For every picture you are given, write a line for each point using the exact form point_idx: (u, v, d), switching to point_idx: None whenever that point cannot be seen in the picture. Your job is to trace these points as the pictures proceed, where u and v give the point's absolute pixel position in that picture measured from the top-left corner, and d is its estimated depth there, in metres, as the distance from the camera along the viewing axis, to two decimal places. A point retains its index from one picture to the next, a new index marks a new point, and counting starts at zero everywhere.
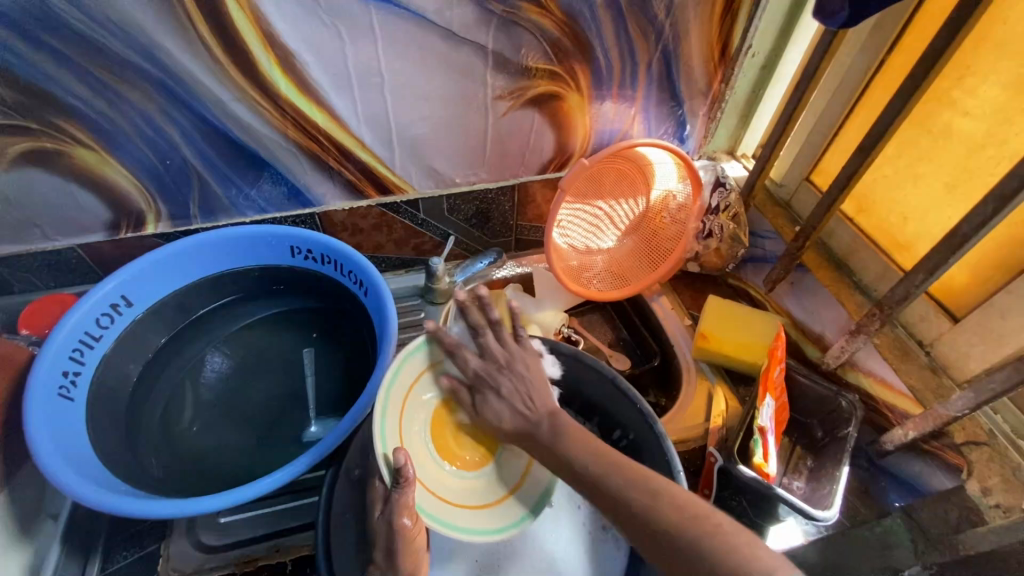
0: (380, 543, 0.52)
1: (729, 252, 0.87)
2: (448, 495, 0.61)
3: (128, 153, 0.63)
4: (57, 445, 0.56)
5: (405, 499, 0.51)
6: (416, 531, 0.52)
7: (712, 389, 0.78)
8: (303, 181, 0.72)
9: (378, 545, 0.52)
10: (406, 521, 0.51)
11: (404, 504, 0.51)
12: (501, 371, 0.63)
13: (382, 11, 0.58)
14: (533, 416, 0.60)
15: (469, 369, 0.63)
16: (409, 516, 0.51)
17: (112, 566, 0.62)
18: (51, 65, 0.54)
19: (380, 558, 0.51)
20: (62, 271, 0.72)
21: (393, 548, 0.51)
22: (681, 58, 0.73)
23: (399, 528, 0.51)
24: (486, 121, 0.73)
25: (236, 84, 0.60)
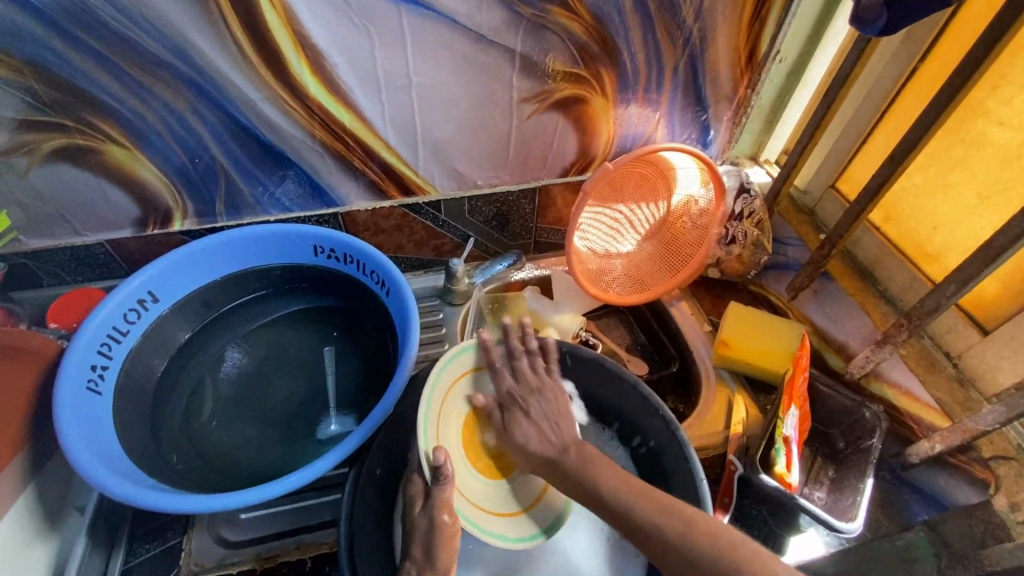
0: (417, 537, 0.52)
1: (752, 259, 0.86)
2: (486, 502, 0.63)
3: (158, 151, 0.63)
4: (84, 437, 0.57)
5: (445, 496, 0.53)
6: (455, 528, 0.53)
7: (732, 397, 0.78)
8: (327, 181, 0.72)
9: (417, 540, 0.52)
10: (445, 517, 0.52)
11: (444, 500, 0.52)
12: (533, 396, 0.64)
13: (412, 13, 0.59)
14: (560, 442, 0.61)
15: (503, 388, 0.65)
16: (448, 512, 0.52)
17: (136, 559, 0.63)
18: (88, 63, 0.55)
19: (418, 555, 0.51)
20: (89, 265, 0.72)
21: (433, 544, 0.51)
22: (708, 63, 0.73)
23: (440, 524, 0.52)
24: (511, 124, 0.73)
25: (266, 84, 0.60)
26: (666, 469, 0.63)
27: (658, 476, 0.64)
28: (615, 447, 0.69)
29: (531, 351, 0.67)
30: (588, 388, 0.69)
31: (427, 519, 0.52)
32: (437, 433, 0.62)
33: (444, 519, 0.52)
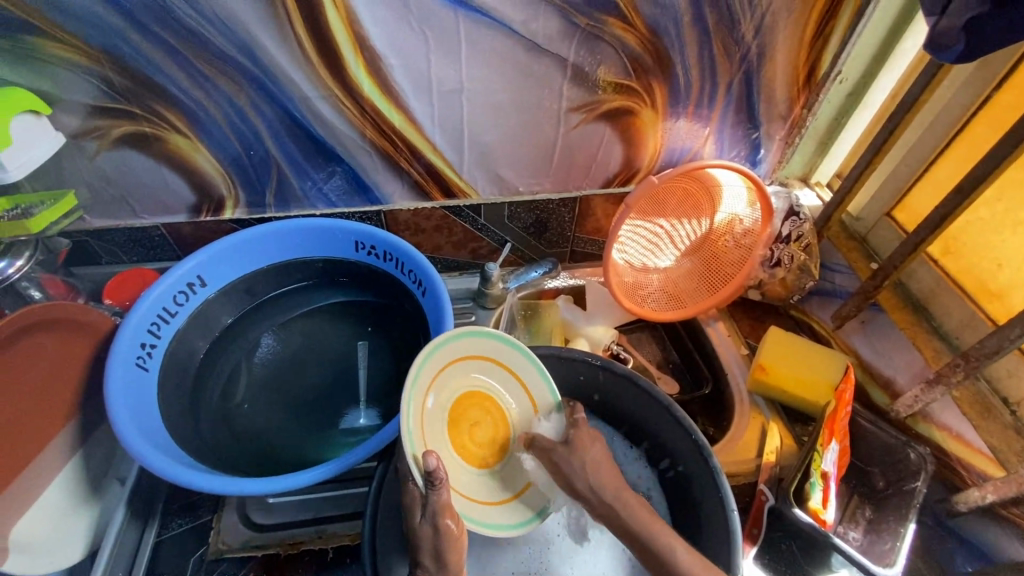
0: (424, 546, 0.51)
1: (796, 283, 0.82)
2: (466, 490, 0.62)
3: (216, 141, 0.66)
4: (132, 413, 0.59)
5: (442, 500, 0.52)
6: (461, 533, 0.53)
7: (767, 424, 0.74)
8: (373, 179, 0.74)
9: (423, 549, 0.51)
10: (450, 522, 0.52)
11: (444, 505, 0.52)
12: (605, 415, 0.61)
13: (470, 19, 0.59)
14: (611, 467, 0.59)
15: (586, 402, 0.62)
16: (452, 517, 0.52)
17: (168, 532, 0.63)
18: (162, 57, 0.57)
19: (430, 562, 0.51)
20: (144, 246, 0.76)
21: (440, 550, 0.51)
22: (764, 79, 0.71)
23: (445, 528, 0.51)
24: (558, 132, 0.73)
25: (324, 84, 0.62)
26: (696, 494, 0.60)
27: (686, 501, 0.62)
28: (640, 466, 0.68)
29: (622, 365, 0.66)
30: (625, 406, 0.68)
31: (430, 526, 0.52)
32: (424, 431, 0.58)
33: (447, 523, 0.52)
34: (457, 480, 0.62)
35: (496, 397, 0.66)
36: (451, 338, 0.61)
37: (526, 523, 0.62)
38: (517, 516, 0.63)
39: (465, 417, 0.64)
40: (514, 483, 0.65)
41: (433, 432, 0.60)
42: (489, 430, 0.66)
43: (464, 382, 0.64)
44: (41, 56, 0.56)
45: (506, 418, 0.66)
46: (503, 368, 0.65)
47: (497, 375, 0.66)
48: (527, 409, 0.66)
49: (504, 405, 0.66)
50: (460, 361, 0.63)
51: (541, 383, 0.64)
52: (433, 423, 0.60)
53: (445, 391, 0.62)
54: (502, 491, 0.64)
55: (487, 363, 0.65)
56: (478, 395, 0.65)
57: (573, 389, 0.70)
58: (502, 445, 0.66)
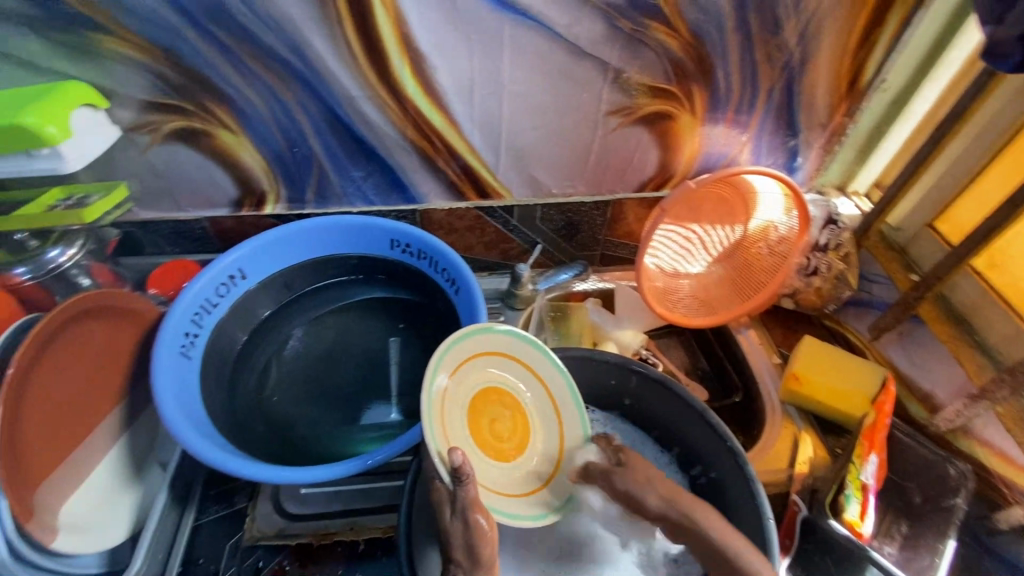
0: (456, 543, 0.51)
1: (832, 293, 0.81)
2: (490, 484, 0.61)
3: (262, 138, 0.67)
4: (176, 398, 0.61)
5: (471, 496, 0.52)
6: (490, 528, 0.52)
7: (798, 435, 0.73)
8: (410, 178, 0.75)
9: (455, 544, 0.52)
10: (480, 519, 0.51)
11: (473, 501, 0.52)
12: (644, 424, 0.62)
13: (515, 23, 0.60)
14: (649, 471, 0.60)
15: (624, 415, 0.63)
16: (483, 514, 0.52)
17: (205, 517, 0.64)
18: (215, 54, 0.59)
19: (461, 556, 0.51)
20: (187, 238, 0.78)
21: (468, 545, 0.51)
22: (806, 85, 0.70)
23: (475, 524, 0.51)
24: (596, 135, 0.73)
25: (369, 83, 0.63)
26: (729, 502, 0.60)
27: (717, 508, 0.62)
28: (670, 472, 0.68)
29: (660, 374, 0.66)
30: (657, 412, 0.67)
31: (461, 522, 0.52)
32: (445, 429, 0.57)
33: (478, 518, 0.51)
34: (480, 473, 0.60)
35: (515, 393, 0.64)
36: (469, 333, 0.60)
37: (552, 511, 0.62)
38: (541, 507, 0.62)
39: (484, 413, 0.63)
40: (535, 477, 0.64)
41: (454, 428, 0.59)
42: (508, 425, 0.64)
43: (481, 377, 0.63)
44: (102, 51, 0.58)
45: (525, 414, 0.64)
46: (524, 365, 0.63)
47: (514, 372, 0.64)
48: (546, 404, 0.64)
49: (522, 400, 0.64)
50: (476, 357, 0.62)
51: (559, 380, 0.63)
52: (453, 419, 0.59)
53: (462, 387, 0.61)
54: (522, 484, 0.63)
55: (505, 361, 0.63)
56: (498, 391, 0.63)
57: (596, 389, 0.70)
58: (521, 440, 0.64)
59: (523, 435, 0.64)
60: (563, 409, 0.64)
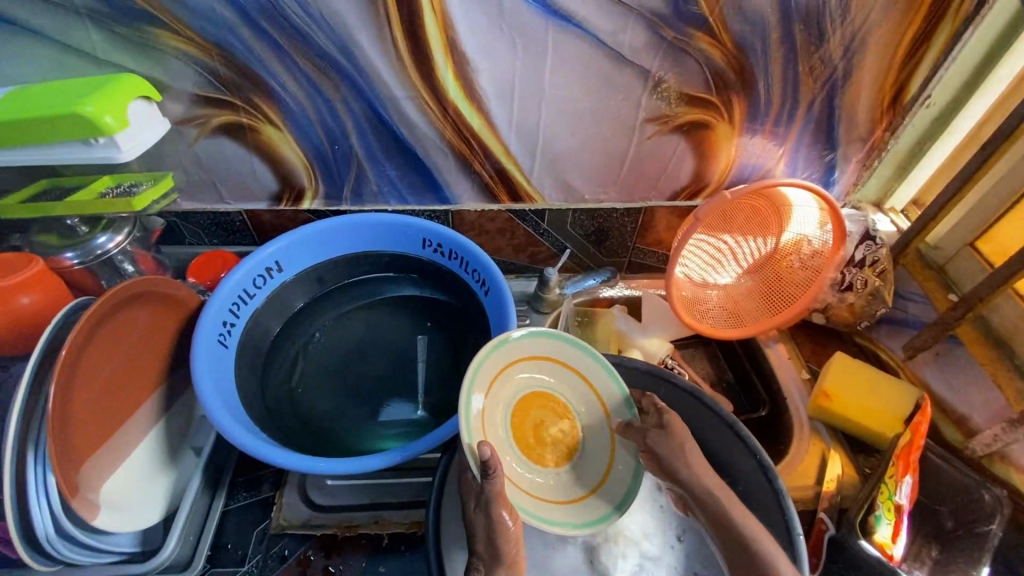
0: (478, 533, 0.52)
1: (866, 310, 0.79)
2: (533, 490, 0.63)
3: (305, 135, 0.69)
4: (214, 385, 0.62)
5: (497, 489, 0.53)
6: (516, 530, 0.53)
7: (827, 452, 0.72)
8: (445, 179, 0.76)
9: (477, 536, 0.52)
10: (506, 520, 0.52)
11: (501, 496, 0.52)
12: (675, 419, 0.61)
13: (560, 29, 0.61)
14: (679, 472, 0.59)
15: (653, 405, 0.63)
16: (508, 513, 0.53)
17: (233, 504, 0.65)
18: (266, 51, 0.60)
19: (481, 548, 0.51)
20: (226, 230, 0.80)
21: (489, 537, 0.52)
22: (847, 99, 0.70)
23: (498, 520, 0.52)
24: (632, 142, 0.73)
25: (412, 85, 0.64)
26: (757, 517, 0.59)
27: None
28: None
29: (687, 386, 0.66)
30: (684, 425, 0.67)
31: (483, 516, 0.52)
32: (484, 426, 0.61)
33: (501, 515, 0.52)
34: (519, 477, 0.63)
35: (564, 399, 0.68)
36: (515, 335, 0.65)
37: (602, 518, 0.62)
38: (591, 514, 0.62)
39: (530, 416, 0.67)
40: (585, 483, 0.65)
41: (493, 425, 0.62)
42: (555, 430, 0.67)
43: (526, 381, 0.67)
44: (158, 46, 0.59)
45: (574, 420, 0.67)
46: (571, 370, 0.67)
47: (564, 377, 0.68)
48: (596, 410, 0.67)
49: (570, 405, 0.67)
50: (521, 360, 0.66)
51: (609, 383, 0.66)
52: (494, 417, 0.63)
53: (509, 387, 0.65)
54: (569, 491, 0.64)
55: (553, 366, 0.67)
56: (545, 396, 0.67)
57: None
58: (568, 447, 0.67)
59: (572, 443, 0.67)
60: (613, 412, 0.66)
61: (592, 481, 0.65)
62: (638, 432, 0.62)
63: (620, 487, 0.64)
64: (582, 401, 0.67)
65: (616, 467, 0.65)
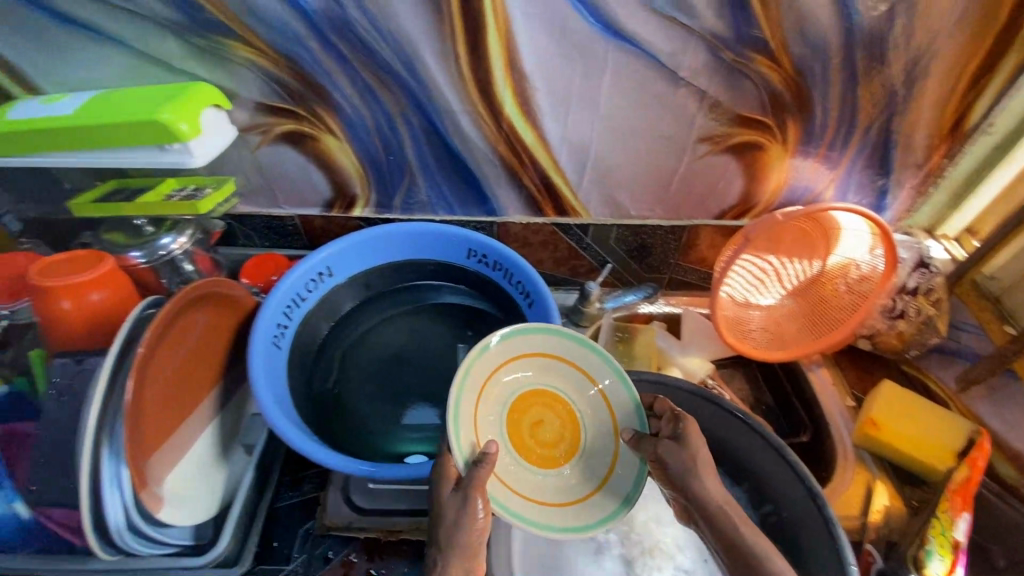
0: (445, 516, 0.52)
1: (916, 338, 0.78)
2: (528, 492, 0.60)
3: (363, 145, 0.71)
4: (269, 386, 0.64)
5: (480, 479, 0.52)
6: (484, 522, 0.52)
7: (872, 482, 0.71)
8: (493, 191, 0.77)
9: (443, 519, 0.52)
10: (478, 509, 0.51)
11: (479, 485, 0.52)
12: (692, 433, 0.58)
13: (620, 49, 0.61)
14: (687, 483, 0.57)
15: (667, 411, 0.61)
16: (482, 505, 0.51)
17: (279, 502, 0.67)
18: (333, 64, 0.62)
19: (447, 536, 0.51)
20: (278, 234, 0.82)
21: (455, 524, 0.51)
22: (905, 125, 0.69)
23: (470, 508, 0.51)
24: (683, 160, 0.73)
25: (469, 99, 0.66)
26: (805, 545, 0.59)
27: (789, 551, 0.61)
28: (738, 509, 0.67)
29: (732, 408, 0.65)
30: (730, 451, 0.67)
31: (459, 502, 0.52)
32: (476, 423, 0.60)
33: (474, 504, 0.51)
34: (521, 481, 0.61)
35: (567, 399, 0.66)
36: (519, 332, 0.64)
37: (606, 517, 0.59)
38: (599, 512, 0.60)
39: (528, 416, 0.65)
40: (591, 480, 0.63)
41: (486, 423, 0.61)
42: (555, 428, 0.65)
43: (527, 379, 0.65)
44: (231, 57, 0.62)
45: (575, 419, 0.66)
46: (575, 368, 0.66)
47: (561, 372, 0.66)
48: (598, 405, 0.65)
49: (571, 404, 0.66)
50: (522, 357, 0.65)
51: (609, 376, 0.65)
52: (488, 414, 0.62)
53: (504, 387, 0.64)
54: (574, 491, 0.63)
55: (550, 361, 0.66)
56: (546, 394, 0.66)
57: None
58: (569, 447, 0.65)
59: (573, 442, 0.65)
60: (619, 414, 0.64)
61: (593, 482, 0.63)
62: (649, 445, 0.59)
63: (628, 482, 0.62)
64: (586, 401, 0.66)
65: (620, 468, 0.63)
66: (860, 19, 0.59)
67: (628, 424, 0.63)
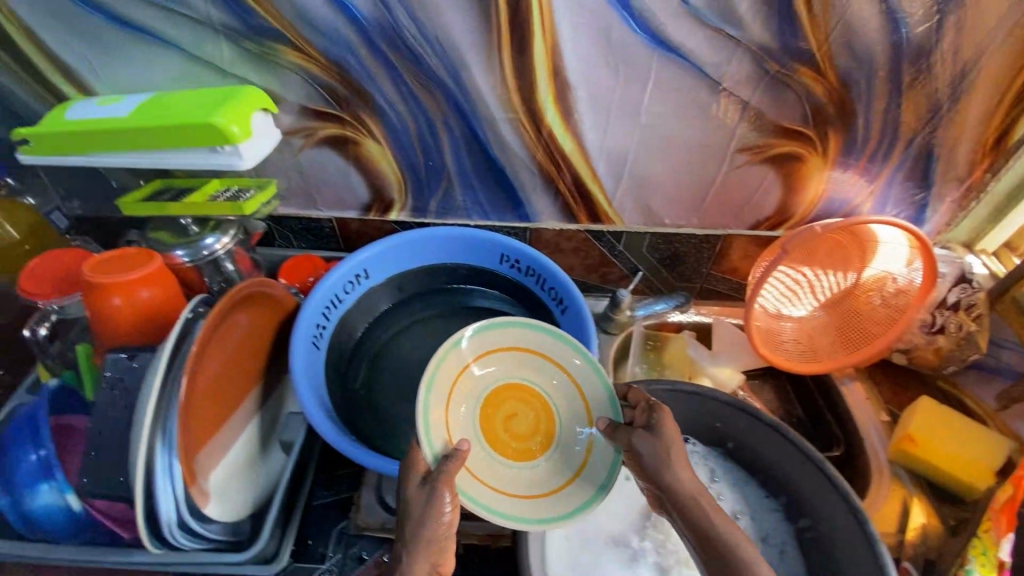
0: (413, 511, 0.50)
1: (953, 355, 0.77)
2: (498, 485, 0.60)
3: (404, 151, 0.71)
4: (310, 386, 0.65)
5: (447, 473, 0.52)
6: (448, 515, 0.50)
7: (909, 499, 0.71)
8: (529, 198, 0.78)
9: (409, 514, 0.51)
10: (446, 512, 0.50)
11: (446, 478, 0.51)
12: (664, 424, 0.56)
13: (665, 58, 0.62)
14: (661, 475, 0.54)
15: (640, 401, 0.60)
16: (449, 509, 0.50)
17: (314, 501, 0.68)
18: (379, 70, 0.63)
19: (411, 525, 0.50)
20: (315, 236, 0.83)
21: (421, 519, 0.50)
22: (949, 139, 0.69)
23: (437, 502, 0.50)
24: (720, 170, 0.73)
25: (511, 106, 0.66)
26: (841, 559, 0.59)
27: (825, 564, 0.62)
28: (773, 520, 0.67)
29: (769, 424, 0.64)
30: (765, 466, 0.67)
31: (425, 496, 0.51)
32: (446, 419, 0.60)
33: (441, 497, 0.50)
34: (496, 477, 0.61)
35: (543, 393, 0.66)
36: (491, 326, 0.64)
37: (581, 507, 0.59)
38: (575, 500, 0.60)
39: (501, 411, 0.64)
40: (567, 470, 0.63)
41: (457, 419, 0.61)
42: (529, 420, 0.65)
43: (501, 374, 0.65)
44: (280, 62, 0.63)
45: (550, 412, 0.65)
46: (550, 362, 0.66)
47: (535, 365, 0.66)
48: (573, 396, 0.65)
49: (546, 397, 0.66)
50: (495, 352, 0.65)
51: (584, 365, 0.64)
52: (460, 410, 0.62)
53: (477, 382, 0.64)
54: (550, 482, 0.62)
55: (522, 354, 0.66)
56: (520, 388, 0.66)
57: (697, 426, 0.69)
58: (544, 439, 0.65)
59: (549, 435, 0.65)
60: (594, 405, 0.64)
61: (568, 473, 0.63)
62: (625, 434, 0.58)
63: (604, 469, 0.61)
64: (560, 393, 0.66)
65: (596, 459, 0.62)
66: (907, 33, 0.59)
67: (604, 414, 0.63)
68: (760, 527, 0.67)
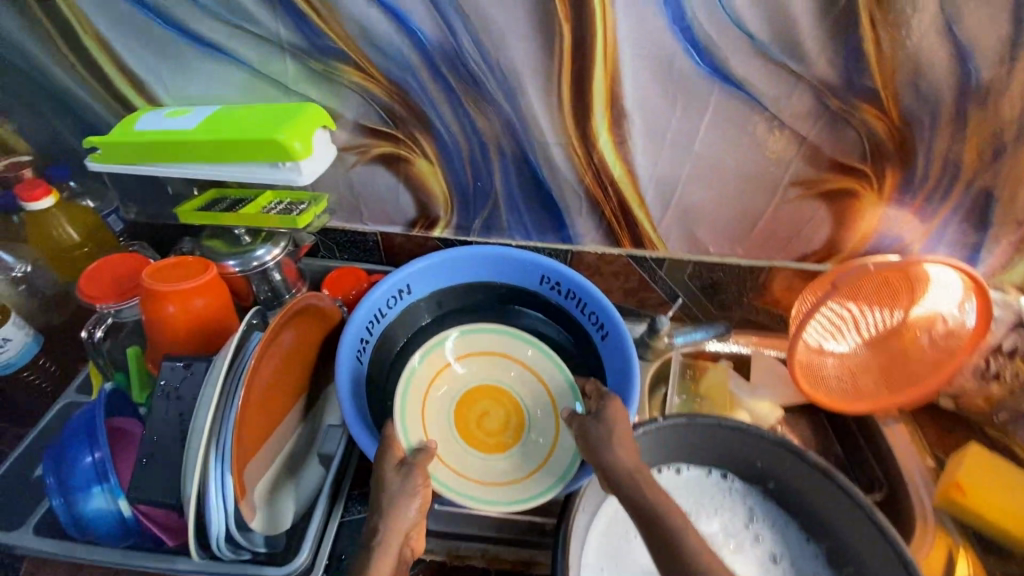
0: (389, 489, 0.55)
1: (1005, 403, 0.77)
2: (466, 472, 0.66)
3: (454, 171, 0.72)
4: (354, 400, 0.65)
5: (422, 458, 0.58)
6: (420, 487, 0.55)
7: (955, 551, 0.69)
8: (573, 221, 0.78)
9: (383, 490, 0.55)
10: (412, 507, 0.54)
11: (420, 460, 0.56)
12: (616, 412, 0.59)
13: (724, 91, 0.62)
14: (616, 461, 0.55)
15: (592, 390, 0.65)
16: (415, 503, 0.54)
17: (348, 516, 0.66)
18: (438, 92, 0.64)
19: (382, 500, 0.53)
20: (358, 249, 0.84)
21: (396, 495, 0.54)
22: (1010, 182, 0.66)
23: (411, 483, 0.55)
24: (770, 203, 0.73)
25: (563, 131, 0.66)
26: None
27: None
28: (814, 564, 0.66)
29: (813, 466, 0.62)
30: (804, 506, 0.66)
31: (400, 479, 0.55)
32: (422, 413, 0.68)
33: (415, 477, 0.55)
34: (467, 466, 0.66)
35: (514, 393, 0.72)
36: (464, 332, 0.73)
37: (545, 490, 0.63)
38: (534, 488, 0.64)
39: (475, 407, 0.71)
40: (531, 462, 0.67)
41: (434, 414, 0.69)
42: (500, 417, 0.71)
43: (476, 376, 0.73)
44: (341, 80, 0.64)
45: (520, 411, 0.71)
46: (519, 364, 0.73)
47: (506, 368, 0.73)
48: (539, 394, 0.71)
49: (516, 397, 0.72)
50: (469, 356, 0.73)
51: (551, 366, 0.71)
52: (437, 406, 0.70)
53: (453, 382, 0.72)
54: (520, 471, 0.67)
55: (497, 356, 0.73)
56: (491, 387, 0.72)
57: (737, 464, 0.68)
58: (514, 434, 0.70)
59: (519, 430, 0.70)
60: (558, 400, 0.70)
61: (534, 463, 0.67)
62: (578, 420, 0.61)
63: (564, 462, 0.65)
64: (528, 391, 0.72)
65: (558, 448, 0.66)
66: (975, 74, 0.58)
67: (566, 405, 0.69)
68: (798, 569, 0.66)
